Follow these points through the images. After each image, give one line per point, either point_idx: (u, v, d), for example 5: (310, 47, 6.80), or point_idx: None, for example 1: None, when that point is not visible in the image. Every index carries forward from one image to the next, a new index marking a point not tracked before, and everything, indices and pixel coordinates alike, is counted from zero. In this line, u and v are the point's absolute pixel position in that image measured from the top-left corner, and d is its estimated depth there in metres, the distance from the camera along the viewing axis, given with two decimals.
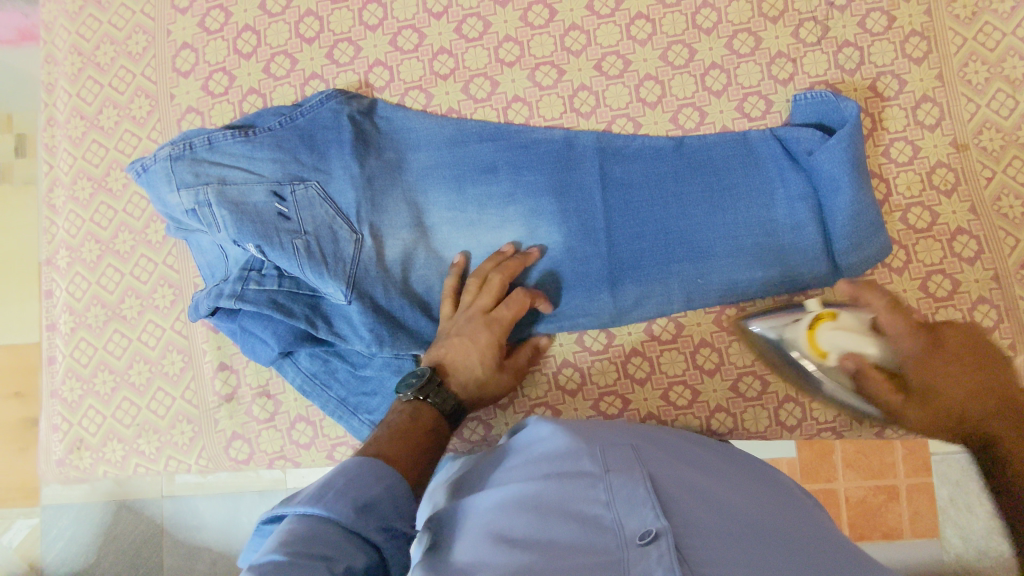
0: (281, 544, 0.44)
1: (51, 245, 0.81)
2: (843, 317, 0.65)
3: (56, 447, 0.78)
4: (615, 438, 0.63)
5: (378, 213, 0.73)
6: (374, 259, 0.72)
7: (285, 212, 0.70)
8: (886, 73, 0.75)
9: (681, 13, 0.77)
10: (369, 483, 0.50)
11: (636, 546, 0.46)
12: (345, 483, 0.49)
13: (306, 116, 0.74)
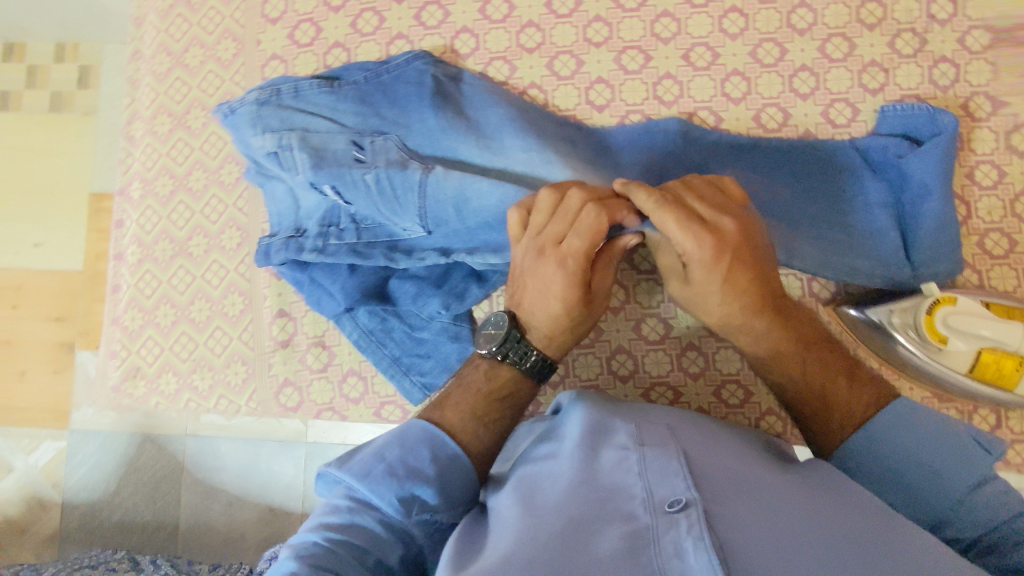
0: (325, 524, 0.51)
1: (128, 176, 0.83)
2: (961, 302, 0.65)
3: (113, 373, 0.80)
4: (652, 412, 0.65)
5: (453, 159, 0.72)
6: (447, 180, 0.68)
7: (361, 155, 0.69)
8: (981, 93, 0.73)
9: (776, 11, 0.76)
10: (414, 466, 0.54)
11: (666, 517, 0.49)
12: (388, 466, 0.53)
13: (391, 73, 0.75)
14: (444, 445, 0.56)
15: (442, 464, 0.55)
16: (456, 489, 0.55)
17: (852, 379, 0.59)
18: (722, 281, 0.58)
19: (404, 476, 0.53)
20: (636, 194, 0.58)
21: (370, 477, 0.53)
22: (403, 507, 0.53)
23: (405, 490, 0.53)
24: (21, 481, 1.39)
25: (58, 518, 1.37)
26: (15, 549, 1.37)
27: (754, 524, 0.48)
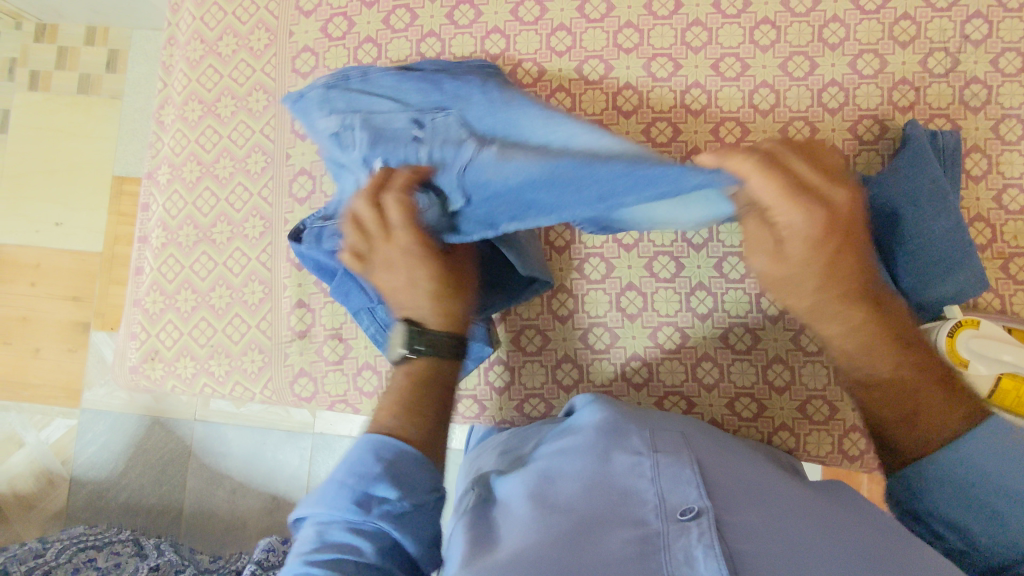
0: (298, 554, 0.48)
1: (156, 160, 0.84)
2: (984, 326, 0.66)
3: (133, 354, 0.81)
4: (665, 424, 0.66)
5: (513, 132, 0.62)
6: (492, 163, 0.58)
7: (416, 131, 0.64)
8: (1012, 116, 0.72)
9: (808, 25, 0.76)
10: (362, 468, 0.51)
11: (677, 522, 0.49)
12: (338, 480, 0.51)
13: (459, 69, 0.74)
14: (385, 444, 0.54)
15: (388, 457, 0.53)
16: (415, 481, 0.52)
17: (948, 387, 0.54)
18: (819, 258, 0.54)
19: (353, 480, 0.51)
20: (731, 156, 0.50)
21: (324, 497, 0.51)
22: (361, 507, 0.49)
23: (359, 490, 0.50)
24: (33, 456, 1.40)
25: (65, 496, 1.39)
26: (22, 523, 1.38)
27: (765, 533, 0.48)
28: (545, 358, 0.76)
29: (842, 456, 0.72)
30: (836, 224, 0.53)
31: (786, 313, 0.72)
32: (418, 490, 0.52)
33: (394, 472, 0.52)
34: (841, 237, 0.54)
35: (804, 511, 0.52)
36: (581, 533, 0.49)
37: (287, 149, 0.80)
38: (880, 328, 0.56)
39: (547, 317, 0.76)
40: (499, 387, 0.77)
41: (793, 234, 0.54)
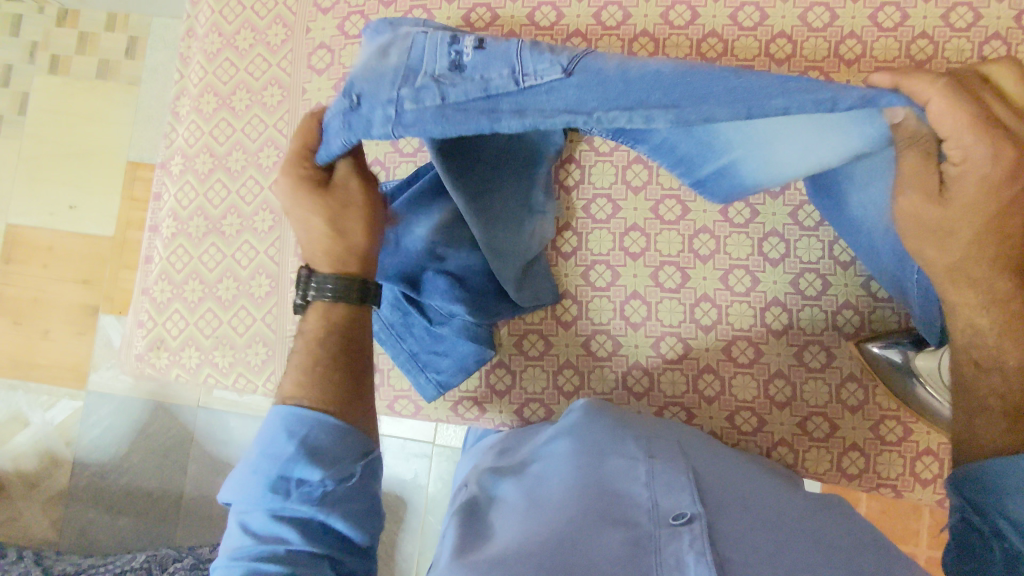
0: (229, 542, 0.50)
1: (170, 150, 0.85)
2: None
3: (139, 342, 0.82)
4: (663, 429, 0.66)
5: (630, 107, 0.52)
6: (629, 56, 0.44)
7: (476, 45, 0.44)
8: None
9: (826, 40, 0.75)
10: (274, 454, 0.51)
11: (669, 527, 0.50)
12: (251, 467, 0.51)
13: None
14: (294, 420, 0.53)
15: (302, 438, 0.52)
16: (333, 454, 0.52)
17: None
18: (990, 201, 0.47)
19: (269, 464, 0.51)
20: (909, 78, 0.44)
21: (240, 485, 0.52)
22: (280, 492, 0.50)
23: (278, 476, 0.51)
24: (38, 436, 1.42)
25: (67, 477, 1.40)
26: (25, 501, 1.40)
27: (756, 545, 0.49)
28: (547, 363, 0.76)
29: (841, 475, 0.72)
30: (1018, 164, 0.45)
31: (790, 328, 0.72)
32: (341, 461, 0.52)
33: (309, 448, 0.52)
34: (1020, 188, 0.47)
35: (795, 522, 0.52)
36: (574, 533, 0.49)
37: None
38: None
39: (551, 321, 0.76)
40: (500, 390, 0.77)
41: (965, 172, 0.46)
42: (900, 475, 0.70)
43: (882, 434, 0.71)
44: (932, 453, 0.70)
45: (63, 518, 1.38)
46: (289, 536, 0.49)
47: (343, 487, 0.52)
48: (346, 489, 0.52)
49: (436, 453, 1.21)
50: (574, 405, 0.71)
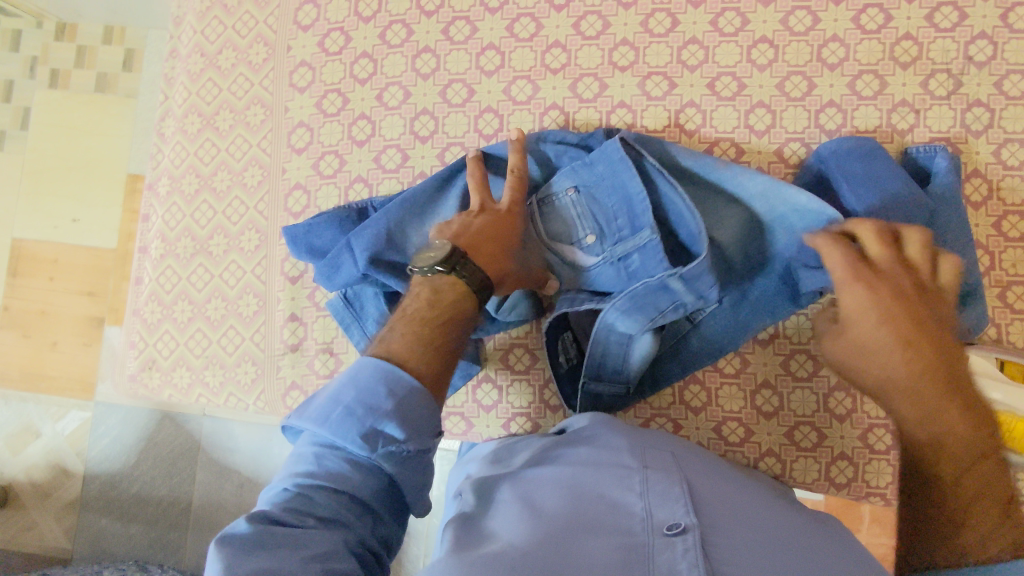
0: (293, 477, 0.49)
1: (157, 171, 0.86)
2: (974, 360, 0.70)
3: (132, 363, 0.83)
4: (660, 436, 0.65)
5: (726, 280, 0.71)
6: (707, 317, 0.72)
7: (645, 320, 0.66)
8: (1015, 141, 0.71)
9: (807, 44, 0.74)
10: (371, 403, 0.49)
11: (662, 538, 0.49)
12: (346, 407, 0.49)
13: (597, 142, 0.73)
14: (398, 376, 0.51)
15: (403, 393, 0.50)
16: (422, 418, 0.51)
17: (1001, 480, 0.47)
18: (880, 312, 0.52)
19: (362, 416, 0.49)
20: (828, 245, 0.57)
21: (326, 423, 0.49)
22: (366, 442, 0.49)
23: (369, 426, 0.49)
24: (48, 447, 1.44)
25: (78, 487, 1.42)
26: (38, 510, 1.42)
27: (749, 555, 0.48)
28: (532, 377, 0.77)
29: (828, 484, 0.71)
30: (892, 286, 0.53)
31: (776, 337, 0.72)
32: (422, 432, 0.51)
33: (404, 414, 0.50)
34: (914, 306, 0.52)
35: (786, 532, 0.52)
36: (567, 547, 0.49)
37: (283, 164, 0.81)
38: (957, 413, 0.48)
39: (536, 335, 0.77)
40: (487, 406, 0.77)
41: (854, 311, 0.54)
42: (889, 484, 0.70)
43: (870, 443, 0.70)
44: None
45: (76, 525, 1.40)
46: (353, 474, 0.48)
47: (422, 457, 0.51)
48: (420, 460, 0.51)
49: (439, 456, 1.19)
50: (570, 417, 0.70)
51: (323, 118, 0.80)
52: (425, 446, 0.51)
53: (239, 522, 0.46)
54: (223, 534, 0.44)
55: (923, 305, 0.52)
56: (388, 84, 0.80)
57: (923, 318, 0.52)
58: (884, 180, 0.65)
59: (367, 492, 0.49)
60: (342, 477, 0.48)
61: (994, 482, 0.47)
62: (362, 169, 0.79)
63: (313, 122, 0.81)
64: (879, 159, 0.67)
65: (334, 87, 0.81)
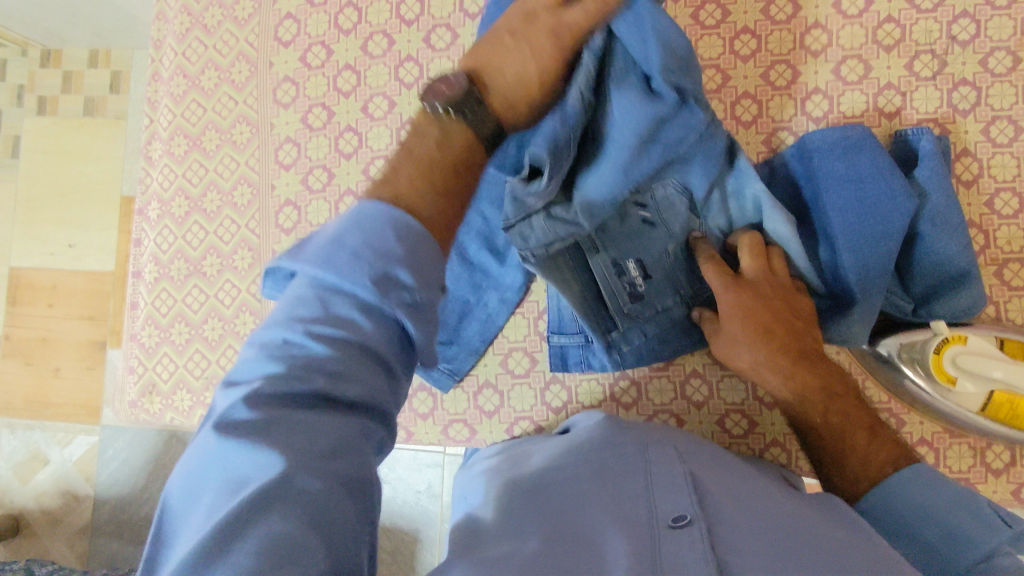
0: (293, 323, 0.39)
1: (146, 195, 0.86)
2: (972, 342, 0.66)
3: (133, 388, 0.83)
4: (662, 431, 0.64)
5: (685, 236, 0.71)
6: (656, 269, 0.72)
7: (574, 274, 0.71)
8: (1003, 118, 0.70)
9: (789, 32, 0.74)
10: (381, 246, 0.41)
11: (668, 529, 0.49)
12: (351, 247, 0.40)
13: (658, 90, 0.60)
14: (407, 223, 0.43)
15: (415, 240, 0.42)
16: (430, 263, 0.42)
17: (872, 432, 0.61)
18: (744, 309, 0.63)
19: (370, 256, 0.40)
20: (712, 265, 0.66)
21: (328, 265, 0.40)
22: (378, 287, 0.39)
23: (381, 270, 0.40)
24: (57, 473, 1.44)
25: (89, 511, 1.42)
26: (51, 536, 1.42)
27: (756, 541, 0.47)
28: (533, 380, 0.76)
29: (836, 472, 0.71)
30: (754, 290, 0.63)
31: None
32: (431, 274, 0.42)
33: (416, 261, 0.42)
34: (757, 299, 0.63)
35: (796, 517, 0.51)
36: (572, 544, 0.48)
37: (272, 180, 0.81)
38: (814, 379, 0.62)
39: (534, 338, 0.77)
40: (489, 411, 0.77)
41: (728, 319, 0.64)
42: None
43: None
44: (927, 444, 0.70)
45: (89, 551, 1.40)
46: (364, 324, 0.39)
47: (432, 308, 0.42)
48: (431, 309, 0.42)
49: (449, 462, 1.16)
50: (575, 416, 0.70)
51: (309, 133, 0.80)
52: (434, 295, 0.42)
53: (231, 403, 0.37)
54: (218, 423, 0.35)
55: (765, 296, 0.63)
56: (372, 95, 0.79)
57: (775, 308, 0.63)
58: (867, 175, 0.65)
59: (383, 348, 0.40)
60: (350, 331, 0.39)
61: (867, 447, 0.60)
62: (351, 182, 0.79)
63: (299, 138, 0.81)
64: (867, 150, 0.65)
65: (319, 101, 0.80)
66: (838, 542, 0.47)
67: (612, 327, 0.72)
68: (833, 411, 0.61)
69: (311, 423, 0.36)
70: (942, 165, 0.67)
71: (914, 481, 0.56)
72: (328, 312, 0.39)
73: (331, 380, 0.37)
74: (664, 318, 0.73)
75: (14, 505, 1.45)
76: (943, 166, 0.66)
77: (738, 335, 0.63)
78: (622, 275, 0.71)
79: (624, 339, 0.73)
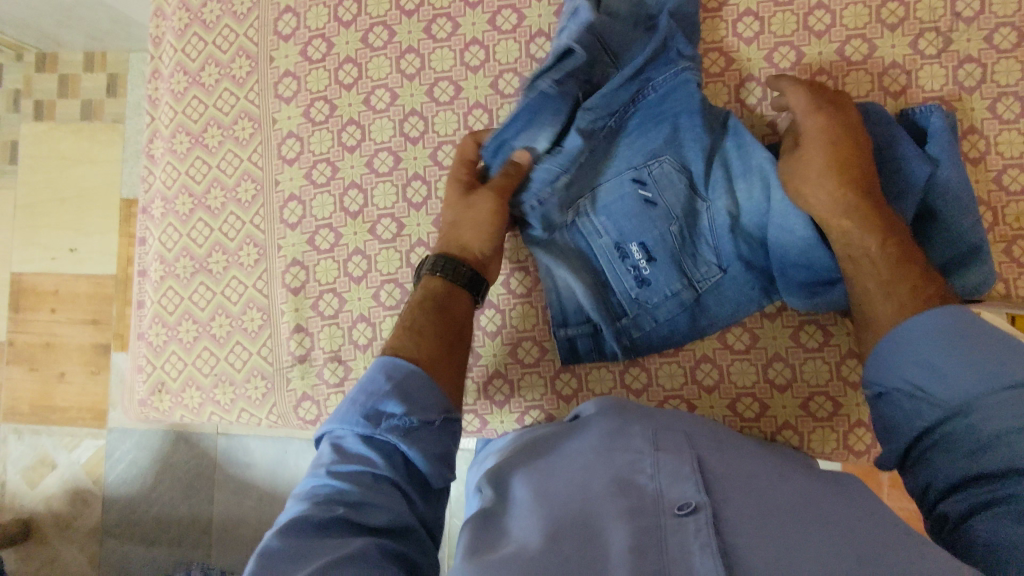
0: (307, 498, 0.47)
1: (149, 194, 0.86)
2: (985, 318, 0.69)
3: (142, 386, 0.83)
4: (668, 421, 0.62)
5: (697, 233, 0.71)
6: (664, 262, 0.72)
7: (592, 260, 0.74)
8: (1010, 95, 0.70)
9: (793, 13, 0.74)
10: (372, 388, 0.53)
11: (674, 518, 0.47)
12: (350, 397, 0.53)
13: (657, 91, 0.72)
14: (397, 363, 0.56)
15: (405, 372, 0.55)
16: (428, 401, 0.54)
17: (925, 279, 0.58)
18: (831, 123, 0.63)
19: (364, 399, 0.53)
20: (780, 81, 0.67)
21: (336, 415, 0.53)
22: (373, 420, 0.51)
23: (372, 406, 0.52)
24: (66, 477, 1.44)
25: (99, 514, 1.42)
26: (61, 539, 1.43)
27: (763, 530, 0.46)
28: (542, 369, 0.77)
29: (849, 453, 0.72)
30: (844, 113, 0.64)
31: (784, 309, 0.72)
32: (427, 408, 0.53)
33: (403, 391, 0.53)
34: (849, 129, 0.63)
35: (806, 506, 0.49)
36: (576, 539, 0.47)
37: (276, 176, 0.80)
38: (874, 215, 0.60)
39: (543, 327, 0.76)
40: (500, 402, 0.77)
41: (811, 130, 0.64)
42: None
43: None
44: None
45: (100, 553, 1.40)
46: (375, 458, 0.50)
47: (429, 429, 0.52)
48: (428, 431, 0.52)
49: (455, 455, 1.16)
50: (586, 404, 0.68)
51: (311, 127, 0.80)
52: (430, 418, 0.53)
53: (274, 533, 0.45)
54: (262, 549, 0.43)
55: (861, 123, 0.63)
56: (374, 88, 0.79)
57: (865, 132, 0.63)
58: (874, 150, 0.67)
59: (398, 478, 0.49)
60: (365, 463, 0.50)
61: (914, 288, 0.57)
62: (355, 175, 0.79)
63: (302, 132, 0.80)
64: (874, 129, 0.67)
65: (321, 94, 0.80)
66: (849, 530, 0.46)
67: (622, 314, 0.74)
68: (895, 255, 0.59)
69: (338, 540, 0.44)
70: (954, 143, 0.66)
71: (940, 353, 0.51)
72: (341, 452, 0.50)
73: (354, 510, 0.46)
74: (673, 304, 0.72)
75: (23, 509, 1.45)
76: (954, 145, 0.66)
77: (819, 140, 0.63)
78: (626, 258, 0.73)
79: (634, 326, 0.74)
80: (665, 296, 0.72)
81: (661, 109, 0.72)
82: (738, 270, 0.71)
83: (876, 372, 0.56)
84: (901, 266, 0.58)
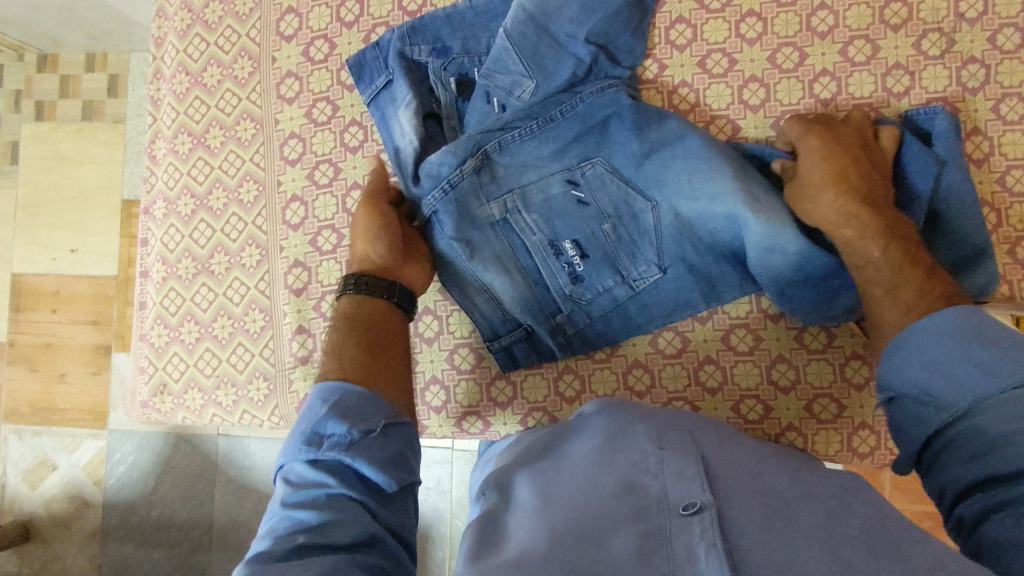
0: (267, 535, 0.46)
1: (151, 195, 0.85)
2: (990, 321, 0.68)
3: (144, 388, 0.83)
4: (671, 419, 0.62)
5: (632, 232, 0.71)
6: (599, 261, 0.72)
7: (529, 261, 0.73)
8: (1013, 96, 0.70)
9: (796, 14, 0.74)
10: (310, 415, 0.52)
11: (679, 518, 0.47)
12: (292, 429, 0.52)
13: (585, 101, 0.71)
14: (332, 386, 0.55)
15: (341, 391, 0.54)
16: (368, 411, 0.52)
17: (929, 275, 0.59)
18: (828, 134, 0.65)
19: (304, 427, 0.52)
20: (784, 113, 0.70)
21: (282, 451, 0.52)
22: (316, 444, 0.50)
23: (314, 431, 0.51)
24: (66, 478, 1.43)
25: (99, 515, 1.41)
26: (61, 541, 1.42)
27: (769, 530, 0.46)
28: (545, 371, 0.76)
29: (853, 454, 0.72)
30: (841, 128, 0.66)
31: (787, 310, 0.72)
32: (366, 418, 0.52)
33: (341, 409, 0.52)
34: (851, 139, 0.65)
35: (813, 504, 0.49)
36: (580, 541, 0.47)
37: (278, 177, 0.80)
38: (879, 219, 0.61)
39: None
40: (503, 403, 0.77)
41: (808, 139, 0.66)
42: None
43: None
44: None
45: (101, 554, 1.40)
46: (326, 479, 0.48)
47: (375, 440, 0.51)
48: (376, 443, 0.51)
49: (456, 457, 1.15)
50: (589, 404, 0.68)
51: (314, 128, 0.80)
52: (372, 427, 0.51)
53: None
54: None
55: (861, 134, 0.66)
56: None
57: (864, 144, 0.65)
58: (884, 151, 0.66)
59: (358, 494, 0.48)
60: (318, 486, 0.48)
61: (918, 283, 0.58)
62: (357, 175, 0.78)
63: (304, 133, 0.80)
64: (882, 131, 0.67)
65: (323, 95, 0.80)
66: (856, 530, 0.46)
67: (557, 311, 0.73)
68: (901, 258, 0.60)
69: (304, 564, 0.42)
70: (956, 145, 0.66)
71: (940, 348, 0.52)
72: (293, 483, 0.49)
73: (316, 535, 0.44)
74: (607, 299, 0.73)
75: (23, 511, 1.45)
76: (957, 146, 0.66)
77: (820, 147, 0.65)
78: (559, 256, 0.72)
79: (568, 323, 0.74)
80: (603, 296, 0.73)
81: (592, 114, 0.71)
82: (678, 270, 0.71)
83: (891, 376, 0.56)
84: (901, 269, 0.59)
